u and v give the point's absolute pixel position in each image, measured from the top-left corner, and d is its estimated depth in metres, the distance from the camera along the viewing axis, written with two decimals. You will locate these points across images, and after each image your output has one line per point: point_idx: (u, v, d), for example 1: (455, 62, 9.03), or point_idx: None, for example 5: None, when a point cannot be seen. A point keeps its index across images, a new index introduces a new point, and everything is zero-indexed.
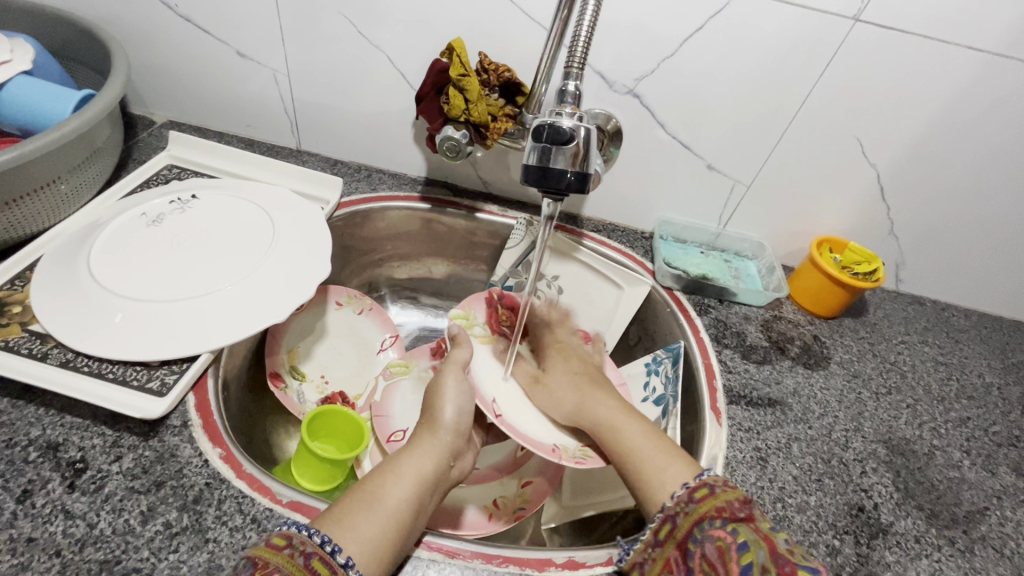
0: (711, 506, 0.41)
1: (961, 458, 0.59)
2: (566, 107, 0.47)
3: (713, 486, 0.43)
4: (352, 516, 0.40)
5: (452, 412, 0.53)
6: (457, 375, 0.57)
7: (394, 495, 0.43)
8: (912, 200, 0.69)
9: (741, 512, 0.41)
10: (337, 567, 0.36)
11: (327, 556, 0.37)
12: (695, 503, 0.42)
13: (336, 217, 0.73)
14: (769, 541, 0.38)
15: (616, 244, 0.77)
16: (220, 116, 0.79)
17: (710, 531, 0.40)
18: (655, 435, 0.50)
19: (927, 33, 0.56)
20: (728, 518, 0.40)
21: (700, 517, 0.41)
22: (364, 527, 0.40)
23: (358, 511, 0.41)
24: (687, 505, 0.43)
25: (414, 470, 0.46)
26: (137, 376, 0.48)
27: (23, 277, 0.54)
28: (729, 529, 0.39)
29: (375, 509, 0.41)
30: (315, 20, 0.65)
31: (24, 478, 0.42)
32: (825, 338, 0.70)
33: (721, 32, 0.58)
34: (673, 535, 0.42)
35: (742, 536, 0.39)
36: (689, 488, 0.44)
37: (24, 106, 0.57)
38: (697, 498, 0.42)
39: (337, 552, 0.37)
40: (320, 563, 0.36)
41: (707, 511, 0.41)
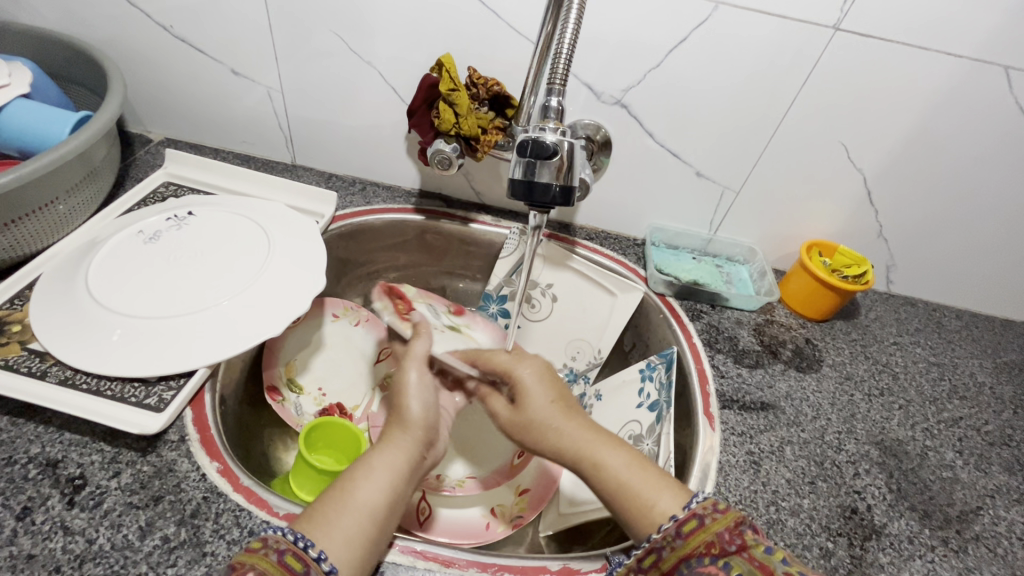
0: (700, 542, 0.41)
1: (953, 458, 0.60)
2: (549, 122, 0.47)
3: (702, 516, 0.42)
4: (323, 515, 0.41)
5: (418, 407, 0.52)
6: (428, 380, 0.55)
7: (368, 497, 0.43)
8: (899, 203, 0.70)
9: (732, 544, 0.40)
10: (310, 561, 0.37)
11: (300, 551, 0.37)
12: (683, 538, 0.41)
13: (331, 230, 0.74)
14: (766, 570, 0.37)
15: (608, 252, 0.78)
16: (216, 132, 0.80)
17: (698, 568, 0.40)
18: (636, 463, 0.47)
19: (907, 40, 0.57)
20: (717, 555, 0.40)
21: (688, 553, 0.41)
22: (337, 529, 0.40)
23: (329, 515, 0.41)
24: (674, 539, 0.42)
25: (387, 472, 0.45)
26: (135, 392, 0.49)
27: (22, 296, 0.54)
28: (720, 564, 0.39)
29: (345, 513, 0.41)
30: (307, 37, 0.66)
31: (24, 495, 0.42)
32: (817, 340, 0.71)
33: (705, 42, 0.59)
34: (658, 565, 0.42)
35: (734, 571, 0.38)
36: (677, 519, 0.42)
37: (21, 129, 0.58)
38: (685, 532, 0.42)
39: (309, 547, 0.38)
40: (293, 557, 0.37)
41: (694, 548, 0.41)
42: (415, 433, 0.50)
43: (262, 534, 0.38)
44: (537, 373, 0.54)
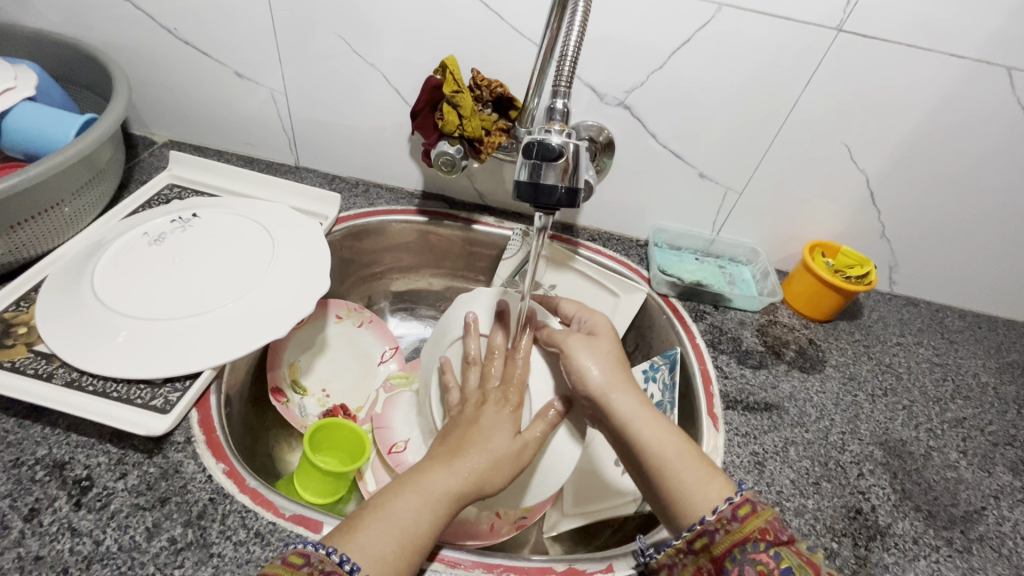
0: (755, 528, 0.41)
1: (957, 459, 0.60)
2: (554, 124, 0.47)
3: (755, 503, 0.42)
4: (363, 528, 0.40)
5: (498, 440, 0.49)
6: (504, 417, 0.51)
7: (415, 516, 0.41)
8: (902, 203, 0.70)
9: (782, 535, 0.41)
10: None
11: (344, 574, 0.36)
12: (739, 521, 0.42)
13: (334, 232, 0.74)
14: (812, 566, 0.39)
15: (611, 253, 0.78)
16: (220, 135, 0.80)
17: (751, 555, 0.41)
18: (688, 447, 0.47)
19: (910, 41, 0.57)
20: (771, 542, 0.41)
21: (742, 538, 0.41)
22: (370, 545, 0.38)
23: (369, 524, 0.40)
24: (730, 523, 0.42)
25: (442, 492, 0.43)
26: (141, 394, 0.49)
27: (28, 298, 0.55)
28: (772, 553, 0.40)
29: (384, 524, 0.40)
30: (311, 39, 0.67)
31: (31, 497, 0.43)
32: (820, 341, 0.71)
33: (708, 44, 0.60)
34: (708, 550, 0.42)
35: (786, 563, 0.39)
36: (732, 503, 0.43)
37: (27, 131, 0.59)
38: (740, 516, 0.42)
39: (344, 560, 0.37)
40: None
41: (751, 533, 0.41)
42: (487, 451, 0.47)
43: (301, 550, 0.37)
44: (600, 349, 0.52)
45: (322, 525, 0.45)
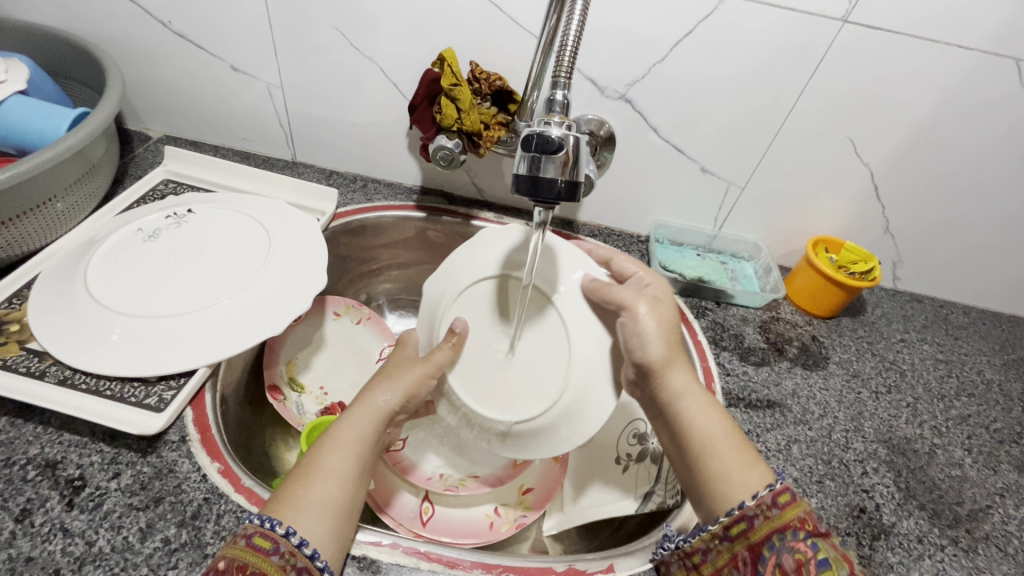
0: (794, 517, 0.40)
1: (962, 457, 0.59)
2: (554, 116, 0.46)
3: (796, 493, 0.41)
4: (300, 489, 0.41)
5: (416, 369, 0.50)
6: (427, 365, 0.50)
7: (335, 465, 0.43)
8: (906, 198, 0.70)
9: (820, 528, 0.40)
10: (279, 539, 0.37)
11: (269, 532, 0.37)
12: (778, 509, 0.41)
13: (332, 228, 0.73)
14: (851, 561, 0.38)
15: (612, 249, 0.77)
16: (216, 130, 0.79)
17: (790, 543, 0.39)
18: (728, 428, 0.47)
19: (916, 32, 0.56)
20: (810, 532, 0.39)
21: (783, 525, 0.40)
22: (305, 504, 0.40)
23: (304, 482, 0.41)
24: (769, 510, 0.41)
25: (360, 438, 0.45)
26: (134, 392, 0.48)
27: (20, 295, 0.54)
28: (810, 543, 0.39)
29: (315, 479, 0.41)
30: (308, 32, 0.66)
31: (23, 497, 0.42)
32: (823, 338, 0.70)
33: (711, 36, 0.58)
34: (746, 536, 0.41)
35: (824, 553, 0.38)
36: (773, 490, 0.42)
37: (18, 126, 0.58)
38: (780, 503, 0.41)
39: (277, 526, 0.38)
40: (262, 538, 0.37)
41: (790, 521, 0.40)
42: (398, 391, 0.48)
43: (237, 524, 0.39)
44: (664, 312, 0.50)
45: None
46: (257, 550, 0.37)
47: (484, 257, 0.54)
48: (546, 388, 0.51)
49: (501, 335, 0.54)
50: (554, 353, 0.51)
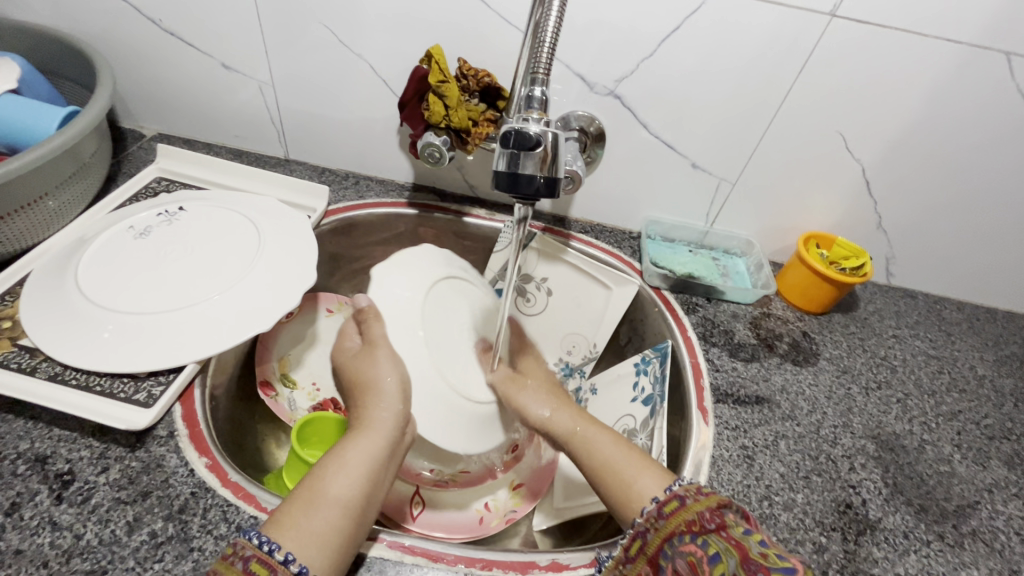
0: (680, 522, 0.40)
1: (951, 452, 0.59)
2: (533, 112, 0.46)
3: (683, 497, 0.42)
4: (304, 508, 0.40)
5: (393, 377, 0.54)
6: (394, 360, 0.55)
7: (339, 485, 0.43)
8: (898, 193, 0.69)
9: (711, 523, 0.39)
10: (275, 565, 0.35)
11: (266, 556, 0.36)
12: (665, 518, 0.41)
13: (323, 225, 0.73)
14: (742, 549, 0.36)
15: (603, 245, 0.77)
16: (208, 127, 0.80)
17: (681, 547, 0.39)
18: (615, 439, 0.51)
19: (906, 25, 0.55)
20: (697, 532, 0.39)
21: (670, 532, 0.40)
22: (308, 525, 0.39)
23: (306, 503, 0.41)
24: (657, 521, 0.41)
25: (361, 454, 0.46)
26: (124, 388, 0.49)
27: (12, 293, 0.54)
28: (699, 542, 0.38)
29: (320, 497, 0.41)
30: (297, 30, 0.66)
31: (12, 491, 0.42)
32: (814, 333, 0.70)
33: (699, 31, 0.58)
34: (644, 552, 0.41)
35: (713, 548, 0.37)
36: (659, 501, 0.42)
37: (10, 124, 0.58)
38: (666, 512, 0.41)
39: (275, 550, 0.36)
40: (259, 564, 0.35)
41: (677, 527, 0.40)
42: (386, 396, 0.52)
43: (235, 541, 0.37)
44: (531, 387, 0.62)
45: None
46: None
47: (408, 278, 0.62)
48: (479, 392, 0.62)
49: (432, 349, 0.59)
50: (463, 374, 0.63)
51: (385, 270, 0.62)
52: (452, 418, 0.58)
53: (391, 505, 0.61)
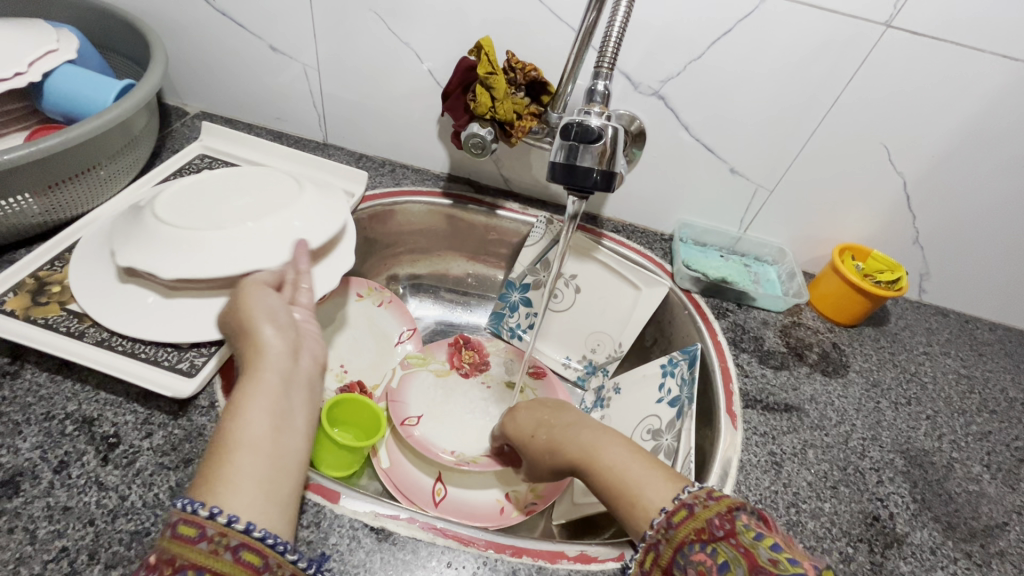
0: (690, 530, 0.37)
1: (980, 472, 0.58)
2: (594, 106, 0.49)
3: (692, 505, 0.38)
4: (222, 469, 0.35)
5: (268, 319, 0.45)
6: (257, 298, 0.47)
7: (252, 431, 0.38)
8: (936, 210, 0.69)
9: (721, 530, 0.36)
10: (201, 521, 0.32)
11: (191, 516, 0.32)
12: (675, 527, 0.37)
13: (361, 210, 0.74)
14: (752, 560, 0.33)
15: (635, 245, 0.77)
16: (250, 108, 0.81)
17: (691, 558, 0.35)
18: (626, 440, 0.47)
19: (960, 39, 0.55)
20: (707, 540, 0.35)
21: (680, 543, 0.37)
22: (239, 478, 0.35)
23: (219, 457, 0.36)
24: (667, 531, 0.37)
25: (264, 396, 0.40)
26: (168, 356, 0.49)
27: (62, 259, 0.56)
28: (709, 551, 0.35)
29: (240, 455, 0.36)
30: (348, 15, 0.66)
31: (61, 450, 0.44)
32: (844, 345, 0.70)
33: (749, 34, 0.58)
34: (657, 564, 0.37)
35: (723, 558, 0.34)
36: (666, 511, 0.38)
37: (67, 93, 0.59)
38: (675, 522, 0.38)
39: (199, 506, 0.33)
40: (186, 525, 0.32)
41: (686, 535, 0.37)
42: (263, 339, 0.44)
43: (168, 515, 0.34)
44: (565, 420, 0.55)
45: (340, 495, 0.46)
46: (242, 564, 0.32)
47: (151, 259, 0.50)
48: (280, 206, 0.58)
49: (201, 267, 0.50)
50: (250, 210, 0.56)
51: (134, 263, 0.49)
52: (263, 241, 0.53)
53: (414, 491, 0.62)
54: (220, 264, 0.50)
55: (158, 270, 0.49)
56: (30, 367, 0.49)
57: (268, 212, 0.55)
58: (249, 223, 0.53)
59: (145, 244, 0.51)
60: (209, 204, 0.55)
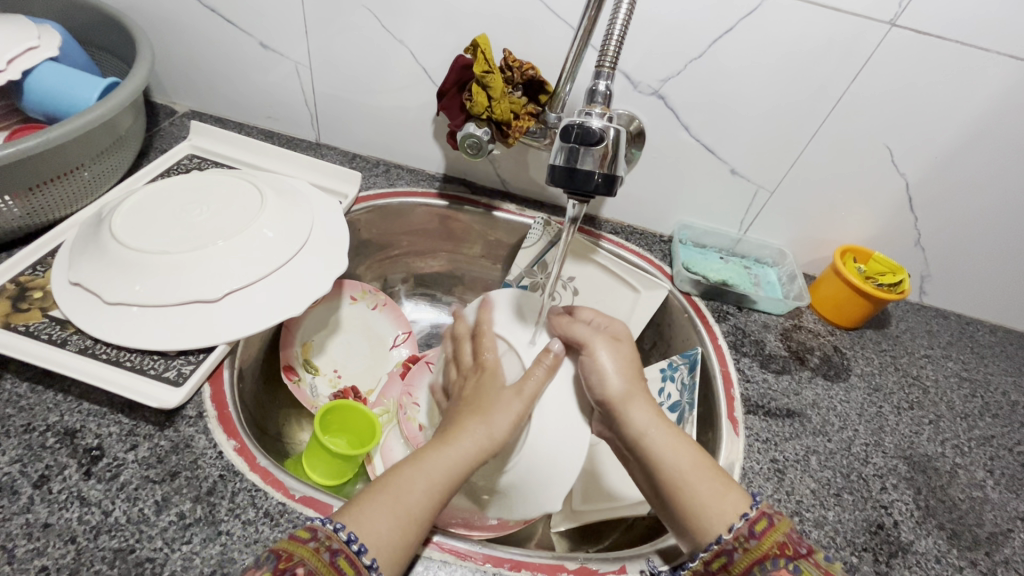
0: (773, 544, 0.40)
1: (984, 478, 0.58)
2: (596, 107, 0.47)
3: (772, 517, 0.41)
4: (378, 509, 0.39)
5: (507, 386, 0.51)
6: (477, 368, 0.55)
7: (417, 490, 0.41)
8: (938, 212, 0.68)
9: (802, 548, 0.39)
10: (361, 568, 0.36)
11: (353, 555, 0.36)
12: (757, 538, 0.40)
13: (354, 211, 0.73)
14: None
15: (633, 247, 0.76)
16: (240, 107, 0.79)
17: (771, 572, 0.39)
18: (658, 412, 0.49)
19: (966, 38, 0.54)
20: (790, 556, 0.39)
21: (761, 555, 0.40)
22: (380, 524, 0.38)
23: (381, 500, 0.40)
24: (747, 540, 0.40)
25: (446, 461, 0.44)
26: (154, 365, 0.48)
27: (44, 263, 0.54)
28: (792, 568, 0.38)
29: (402, 502, 0.40)
30: (340, 11, 0.65)
31: (41, 464, 0.42)
32: (846, 349, 0.69)
33: (751, 33, 0.57)
34: (728, 569, 0.40)
35: None
36: (749, 519, 0.41)
37: (49, 92, 0.57)
38: (757, 532, 0.40)
39: (353, 541, 0.37)
40: (346, 562, 0.36)
41: (769, 549, 0.40)
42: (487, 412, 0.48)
43: (313, 526, 0.37)
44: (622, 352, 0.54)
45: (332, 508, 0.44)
46: None
47: (123, 280, 0.49)
48: (243, 209, 0.56)
49: (176, 290, 0.49)
50: (213, 216, 0.54)
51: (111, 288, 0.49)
52: (231, 251, 0.52)
53: None
54: (200, 285, 0.50)
55: (137, 294, 0.49)
56: (10, 376, 0.47)
57: (233, 225, 0.54)
58: (218, 243, 0.52)
59: (114, 267, 0.50)
60: (171, 217, 0.54)
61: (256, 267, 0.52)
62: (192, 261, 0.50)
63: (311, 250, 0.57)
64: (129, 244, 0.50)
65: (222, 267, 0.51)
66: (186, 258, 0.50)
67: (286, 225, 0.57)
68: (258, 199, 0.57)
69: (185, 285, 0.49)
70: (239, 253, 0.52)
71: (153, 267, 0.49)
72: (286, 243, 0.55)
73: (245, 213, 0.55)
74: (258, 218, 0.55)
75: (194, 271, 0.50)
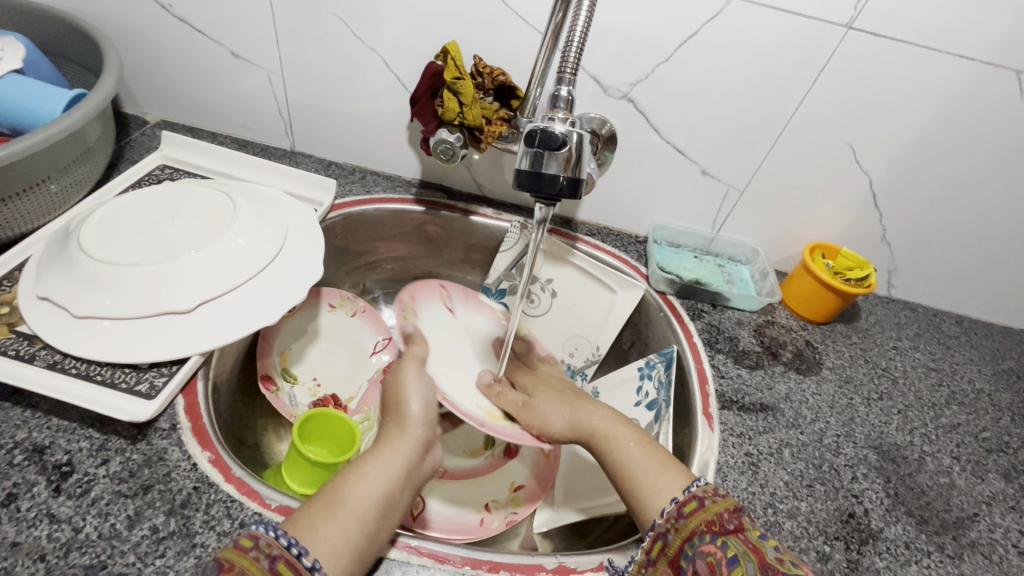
0: (700, 521, 0.41)
1: (950, 464, 0.59)
2: (558, 112, 0.48)
3: (702, 499, 0.42)
4: (313, 515, 0.40)
5: (418, 404, 0.54)
6: (417, 369, 0.59)
7: (355, 494, 0.43)
8: (900, 208, 0.70)
9: (730, 524, 0.40)
10: (303, 570, 0.36)
11: (293, 559, 0.36)
12: (685, 518, 0.42)
13: (329, 219, 0.73)
14: (759, 553, 0.38)
15: (610, 248, 0.77)
16: (213, 117, 0.78)
17: (700, 548, 0.40)
18: (615, 416, 0.54)
19: (919, 41, 0.56)
20: (717, 532, 0.40)
21: (689, 533, 0.41)
22: (322, 530, 0.39)
23: (318, 511, 0.41)
24: (677, 521, 0.42)
25: (379, 466, 0.46)
26: (126, 378, 0.47)
27: (10, 277, 0.53)
28: (719, 543, 0.39)
29: (340, 508, 0.41)
30: (310, 19, 0.65)
31: (9, 482, 0.41)
32: (817, 343, 0.71)
33: (714, 39, 0.59)
34: (664, 553, 0.42)
35: (732, 551, 0.38)
36: (678, 502, 0.43)
37: (13, 104, 0.57)
38: (685, 512, 0.42)
39: (303, 555, 0.37)
40: (285, 564, 0.35)
41: (696, 526, 0.41)
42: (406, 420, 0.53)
43: (252, 532, 0.36)
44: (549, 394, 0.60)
45: None
46: None
47: (90, 296, 0.48)
48: (218, 217, 0.56)
49: (146, 303, 0.49)
50: (188, 226, 0.54)
51: (81, 302, 0.48)
52: (203, 261, 0.52)
53: None
54: (170, 295, 0.49)
55: (106, 307, 0.48)
56: None
57: (207, 234, 0.54)
58: (191, 253, 0.51)
59: (82, 279, 0.49)
60: (141, 228, 0.53)
61: (229, 277, 0.52)
62: (163, 271, 0.50)
63: (287, 259, 0.57)
64: (99, 255, 0.50)
65: (192, 277, 0.50)
66: (155, 269, 0.50)
67: (261, 233, 0.56)
68: (233, 208, 0.57)
69: (157, 297, 0.49)
70: (213, 262, 0.52)
71: (121, 277, 0.49)
72: (260, 253, 0.55)
73: (220, 222, 0.55)
74: (233, 228, 0.55)
75: (163, 283, 0.49)
